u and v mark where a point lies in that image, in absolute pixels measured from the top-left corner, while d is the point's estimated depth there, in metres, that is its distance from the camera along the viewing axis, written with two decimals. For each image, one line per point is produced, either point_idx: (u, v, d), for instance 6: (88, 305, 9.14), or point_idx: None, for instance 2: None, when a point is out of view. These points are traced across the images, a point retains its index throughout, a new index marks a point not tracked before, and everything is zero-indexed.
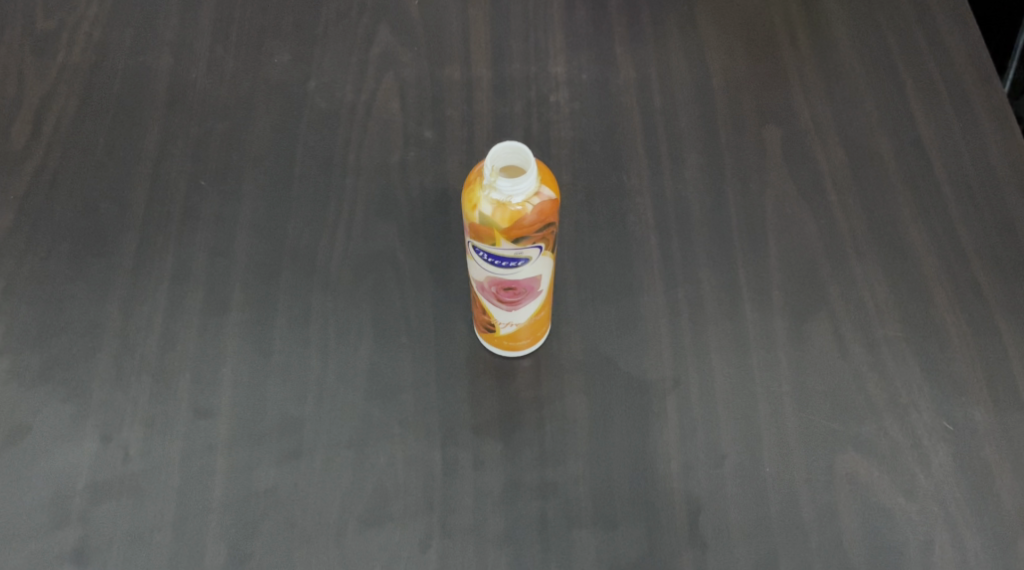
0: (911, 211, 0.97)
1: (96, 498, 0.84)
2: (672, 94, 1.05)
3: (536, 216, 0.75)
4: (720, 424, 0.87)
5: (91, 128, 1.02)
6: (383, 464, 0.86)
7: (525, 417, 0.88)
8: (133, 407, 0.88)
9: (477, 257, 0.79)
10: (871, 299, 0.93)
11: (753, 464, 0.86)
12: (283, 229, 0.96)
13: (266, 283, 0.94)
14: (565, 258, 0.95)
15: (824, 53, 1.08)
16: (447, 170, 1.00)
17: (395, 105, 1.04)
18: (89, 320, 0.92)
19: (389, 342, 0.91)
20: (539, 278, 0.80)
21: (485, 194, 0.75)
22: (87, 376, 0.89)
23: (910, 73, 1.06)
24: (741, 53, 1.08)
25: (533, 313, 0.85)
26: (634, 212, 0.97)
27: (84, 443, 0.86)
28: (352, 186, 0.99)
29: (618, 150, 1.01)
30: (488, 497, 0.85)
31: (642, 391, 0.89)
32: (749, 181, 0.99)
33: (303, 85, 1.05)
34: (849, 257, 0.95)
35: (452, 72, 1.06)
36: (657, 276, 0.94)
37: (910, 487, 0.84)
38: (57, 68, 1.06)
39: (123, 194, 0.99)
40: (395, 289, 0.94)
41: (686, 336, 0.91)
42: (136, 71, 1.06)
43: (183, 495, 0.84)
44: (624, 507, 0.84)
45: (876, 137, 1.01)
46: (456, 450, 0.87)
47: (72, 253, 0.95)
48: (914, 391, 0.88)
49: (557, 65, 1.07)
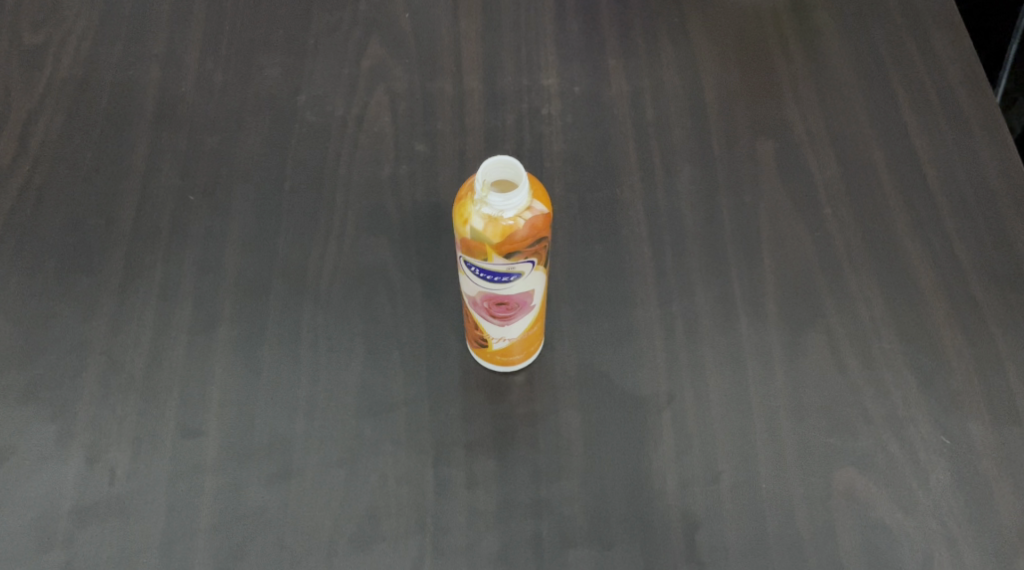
0: (906, 223, 0.96)
1: (82, 519, 0.83)
2: (665, 106, 1.04)
3: (528, 231, 0.74)
4: (716, 439, 0.86)
5: (79, 143, 1.01)
6: (375, 482, 0.85)
7: (518, 434, 0.87)
8: (119, 426, 0.86)
9: (469, 272, 0.78)
10: (867, 312, 0.92)
11: (750, 481, 0.85)
12: (273, 245, 0.95)
13: (256, 299, 0.93)
14: (557, 272, 0.94)
15: (817, 65, 1.07)
16: (440, 184, 0.99)
17: (386, 118, 1.03)
18: (75, 338, 0.90)
19: (381, 358, 0.90)
20: (531, 293, 0.79)
21: (476, 209, 0.74)
22: (73, 395, 0.88)
23: (904, 84, 1.05)
24: (733, 64, 1.08)
25: (526, 328, 0.84)
26: (628, 226, 0.97)
27: (69, 464, 0.85)
28: (343, 200, 0.98)
29: (611, 162, 1.00)
30: (481, 515, 0.83)
31: (636, 406, 0.88)
32: (743, 193, 0.99)
33: (293, 99, 1.05)
34: (845, 270, 0.94)
35: (444, 84, 1.06)
36: (651, 290, 0.93)
37: (908, 503, 0.83)
38: (44, 82, 1.05)
39: (110, 211, 0.97)
40: (386, 304, 0.93)
41: (681, 351, 0.90)
42: (124, 86, 1.05)
43: (171, 516, 0.83)
44: (620, 524, 0.83)
45: (870, 148, 1.01)
46: (448, 468, 0.85)
47: (59, 270, 0.94)
48: (911, 405, 0.87)
49: (549, 77, 1.06)
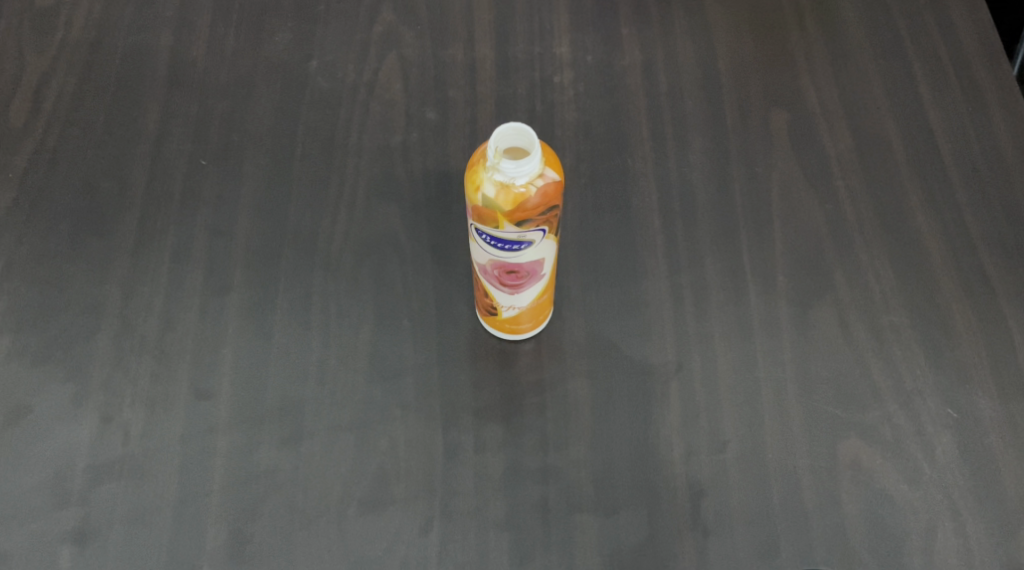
0: (918, 196, 0.96)
1: (96, 478, 0.84)
2: (677, 76, 1.04)
3: (540, 198, 0.71)
4: (723, 409, 0.87)
5: (92, 106, 1.02)
6: (384, 448, 0.85)
7: (527, 402, 0.87)
8: (132, 388, 0.87)
9: (479, 240, 0.75)
10: (876, 285, 0.92)
11: (755, 451, 0.85)
12: (284, 212, 0.96)
13: (267, 265, 0.93)
14: (567, 242, 0.94)
15: (832, 36, 1.06)
16: (450, 152, 0.99)
17: (397, 86, 1.03)
18: (88, 301, 0.91)
19: (390, 325, 0.90)
20: (542, 262, 0.77)
21: (488, 175, 0.71)
22: (87, 357, 0.89)
23: (919, 55, 1.04)
24: (747, 34, 1.07)
25: (536, 297, 0.82)
26: (638, 197, 0.97)
27: (84, 424, 0.86)
28: (353, 167, 0.98)
29: (622, 133, 1.00)
30: (488, 481, 0.84)
31: (643, 376, 0.88)
32: (755, 164, 0.98)
33: (304, 65, 1.04)
34: (855, 242, 0.94)
35: (455, 51, 1.05)
36: (661, 261, 0.93)
37: (913, 475, 0.84)
38: (57, 45, 1.05)
39: (123, 175, 0.98)
40: (396, 271, 0.93)
41: (689, 321, 0.90)
42: (136, 50, 1.05)
43: (184, 476, 0.84)
44: (626, 492, 0.84)
45: (883, 120, 1.00)
46: (457, 434, 0.86)
47: (73, 233, 0.94)
48: (919, 378, 0.88)
49: (561, 46, 1.06)
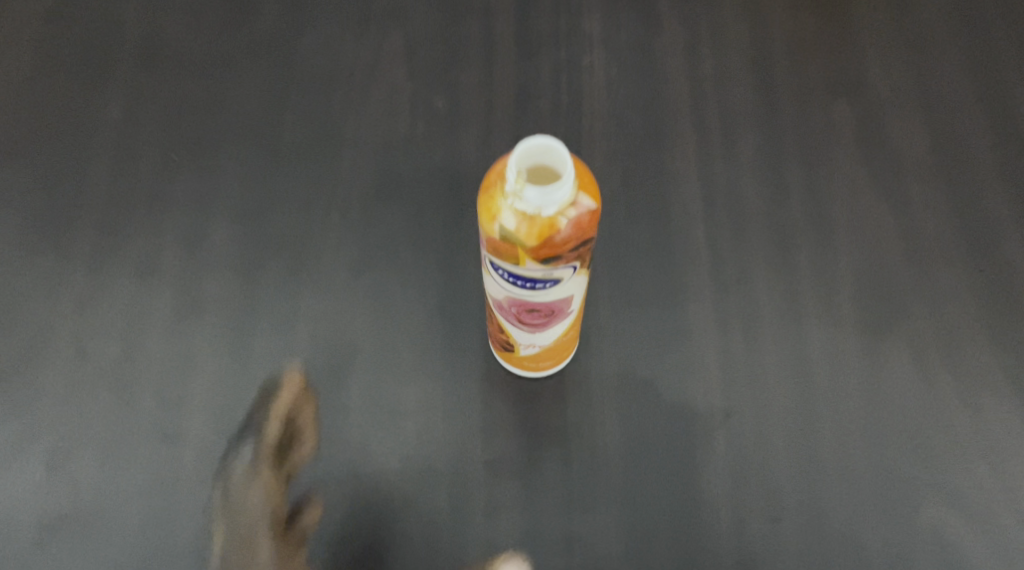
0: (1007, 209, 0.81)
1: (43, 537, 0.73)
2: (728, 58, 0.88)
3: (571, 231, 0.58)
4: (779, 464, 0.74)
5: (48, 84, 0.87)
6: (380, 504, 0.74)
7: (548, 451, 0.75)
8: (87, 428, 0.75)
9: (495, 274, 0.62)
10: (962, 316, 0.78)
11: (816, 516, 0.73)
12: (268, 218, 0.82)
13: (246, 281, 0.80)
14: (596, 259, 0.81)
15: (906, 6, 0.89)
16: (462, 147, 0.85)
17: (401, 66, 0.88)
18: (38, 322, 0.78)
19: (388, 356, 0.78)
20: (570, 299, 0.64)
21: (507, 203, 0.57)
22: (35, 390, 0.76)
23: (1007, 31, 0.88)
24: (805, 5, 0.91)
25: (560, 335, 0.69)
26: (680, 205, 0.83)
27: (30, 472, 0.74)
28: (349, 165, 0.84)
29: (662, 127, 0.86)
30: (502, 547, 0.72)
31: (684, 422, 0.76)
32: (817, 167, 0.84)
33: (293, 39, 0.90)
34: (936, 263, 0.80)
35: (469, 25, 0.90)
36: (707, 283, 0.80)
37: (1003, 547, 0.72)
38: (8, 8, 0.90)
39: (82, 169, 0.84)
40: (397, 291, 0.80)
41: (740, 357, 0.77)
42: (100, 15, 0.90)
43: (145, 536, 0.73)
44: (664, 563, 0.72)
45: (965, 114, 0.85)
46: (465, 490, 0.74)
47: (22, 239, 0.81)
48: (1010, 430, 0.75)
49: (592, 20, 0.91)
